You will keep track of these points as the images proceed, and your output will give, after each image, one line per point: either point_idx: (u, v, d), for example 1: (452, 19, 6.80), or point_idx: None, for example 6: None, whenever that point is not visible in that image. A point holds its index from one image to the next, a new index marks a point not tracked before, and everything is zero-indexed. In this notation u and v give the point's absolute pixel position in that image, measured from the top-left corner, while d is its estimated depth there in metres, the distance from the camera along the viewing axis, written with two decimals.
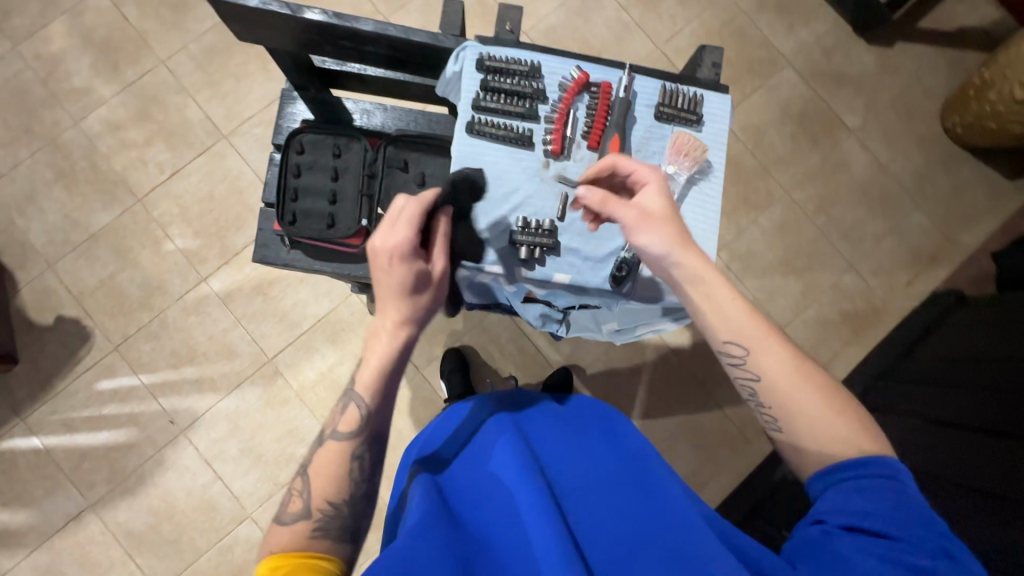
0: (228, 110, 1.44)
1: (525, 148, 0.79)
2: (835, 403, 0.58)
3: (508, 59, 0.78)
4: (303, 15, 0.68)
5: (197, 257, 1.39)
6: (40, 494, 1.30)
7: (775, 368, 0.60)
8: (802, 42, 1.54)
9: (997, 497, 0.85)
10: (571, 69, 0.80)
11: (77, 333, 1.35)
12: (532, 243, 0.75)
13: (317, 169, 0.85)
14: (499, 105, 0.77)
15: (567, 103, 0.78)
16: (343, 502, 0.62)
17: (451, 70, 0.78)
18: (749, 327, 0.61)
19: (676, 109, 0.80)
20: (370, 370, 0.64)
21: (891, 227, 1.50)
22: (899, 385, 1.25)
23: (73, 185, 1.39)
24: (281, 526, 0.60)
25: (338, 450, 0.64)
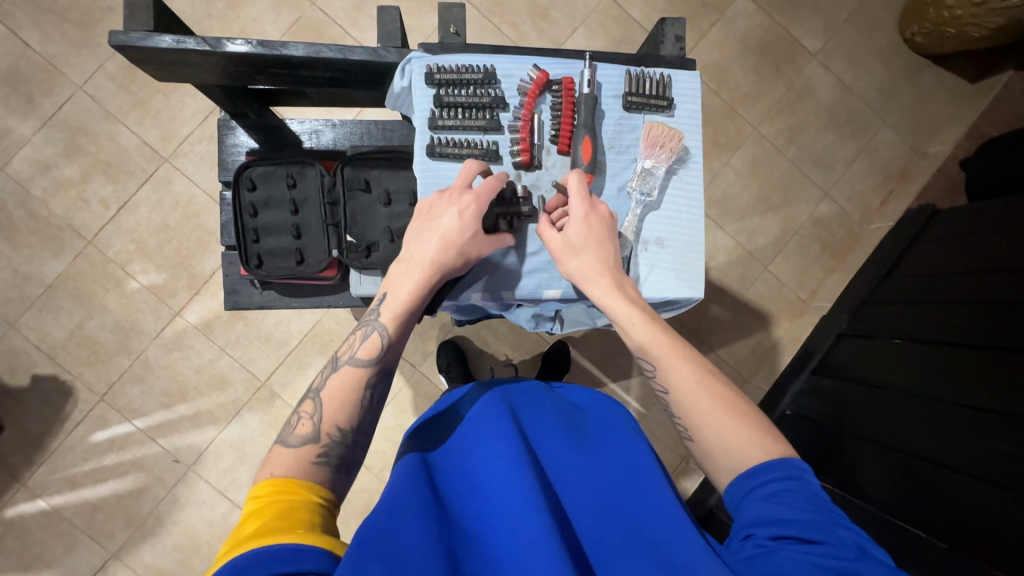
0: (164, 131, 1.34)
1: (494, 163, 0.75)
2: (735, 410, 0.62)
3: (458, 68, 0.73)
4: (225, 48, 0.63)
5: (165, 291, 1.33)
6: (60, 552, 1.29)
7: (677, 383, 0.64)
8: None
9: (995, 414, 0.90)
10: (528, 69, 0.76)
11: (57, 389, 1.30)
12: (507, 216, 0.73)
13: (273, 204, 0.80)
14: (458, 122, 0.73)
15: (529, 109, 0.74)
16: (349, 433, 0.61)
17: (399, 86, 0.75)
18: (649, 343, 0.65)
19: (644, 96, 0.77)
20: (398, 302, 0.66)
21: (861, 149, 1.50)
22: (882, 306, 1.28)
23: (16, 237, 1.30)
24: (287, 447, 0.58)
25: (355, 374, 0.64)
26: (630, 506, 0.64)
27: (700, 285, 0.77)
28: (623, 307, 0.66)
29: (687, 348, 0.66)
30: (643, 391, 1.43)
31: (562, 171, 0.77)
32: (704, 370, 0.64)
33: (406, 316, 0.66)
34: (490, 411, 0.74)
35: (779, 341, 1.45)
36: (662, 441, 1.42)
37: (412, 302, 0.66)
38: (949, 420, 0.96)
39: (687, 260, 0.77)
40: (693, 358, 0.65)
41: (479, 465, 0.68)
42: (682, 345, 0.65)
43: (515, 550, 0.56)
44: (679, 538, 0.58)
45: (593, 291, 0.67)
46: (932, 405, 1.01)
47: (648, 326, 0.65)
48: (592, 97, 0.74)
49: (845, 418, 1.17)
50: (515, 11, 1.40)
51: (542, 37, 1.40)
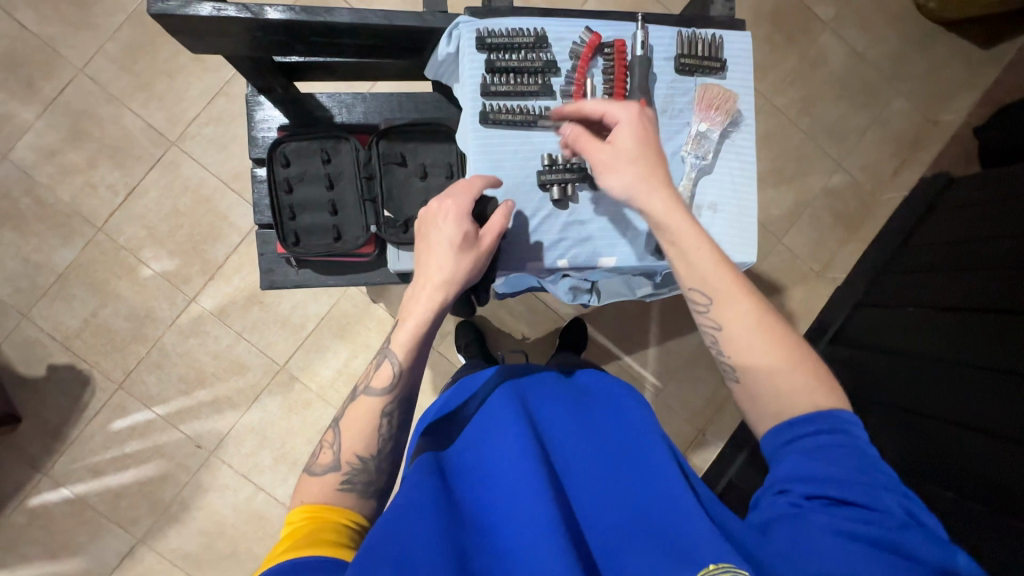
0: (170, 113, 1.31)
1: (546, 129, 0.75)
2: (795, 356, 0.61)
3: (510, 33, 0.73)
4: (266, 16, 0.61)
5: (179, 278, 1.31)
6: (86, 540, 1.29)
7: (737, 318, 0.63)
8: None
9: (1012, 373, 0.92)
10: (581, 32, 0.75)
11: (74, 378, 1.29)
12: (562, 181, 0.74)
13: (308, 179, 0.79)
14: (511, 87, 0.73)
15: (582, 73, 0.74)
16: (371, 459, 0.63)
17: (445, 51, 0.74)
18: (710, 277, 0.64)
19: (698, 58, 0.76)
20: (406, 331, 0.66)
21: (873, 118, 1.49)
22: (896, 277, 1.29)
23: (23, 226, 1.28)
24: (312, 477, 0.62)
25: (370, 404, 0.65)
26: (638, 490, 0.64)
27: (754, 248, 0.77)
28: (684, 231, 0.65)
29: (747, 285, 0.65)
30: (660, 366, 1.44)
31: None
32: (761, 307, 0.64)
33: (416, 344, 0.66)
34: (499, 400, 0.75)
35: (793, 313, 1.46)
36: (679, 414, 1.44)
37: (420, 331, 0.66)
38: (965, 381, 0.99)
39: (742, 223, 0.77)
40: (754, 294, 0.64)
41: (488, 457, 0.69)
42: (742, 280, 0.65)
43: (524, 540, 0.57)
44: (679, 511, 0.58)
45: (656, 202, 0.65)
46: (945, 369, 1.03)
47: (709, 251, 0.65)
48: (646, 59, 0.73)
49: (863, 390, 1.19)
50: None
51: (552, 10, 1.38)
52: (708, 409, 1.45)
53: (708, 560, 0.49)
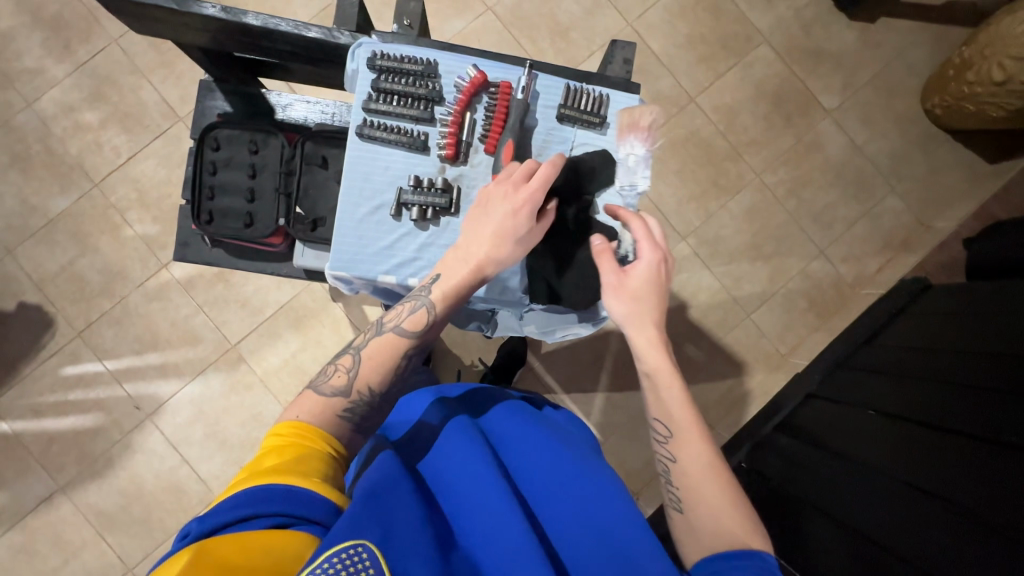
0: (184, 92, 1.40)
1: (421, 152, 0.81)
2: (736, 501, 0.65)
3: (402, 59, 0.80)
4: (191, 8, 0.68)
5: (157, 243, 1.38)
6: (11, 476, 1.33)
7: (691, 456, 0.68)
8: (780, 18, 1.49)
9: (928, 493, 0.91)
10: (468, 69, 0.82)
11: (39, 319, 1.36)
12: (424, 204, 0.78)
13: (234, 165, 0.86)
14: (391, 108, 0.80)
15: (462, 107, 0.80)
16: (377, 396, 0.68)
17: (349, 68, 0.80)
18: (676, 412, 0.70)
19: (579, 111, 0.85)
20: (449, 285, 0.72)
21: (863, 212, 1.47)
22: (854, 373, 1.27)
23: (29, 168, 1.37)
24: (316, 394, 0.65)
25: (394, 340, 0.70)
26: (602, 507, 0.67)
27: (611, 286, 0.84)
28: (665, 366, 0.72)
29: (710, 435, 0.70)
30: (603, 420, 1.41)
31: (487, 170, 0.83)
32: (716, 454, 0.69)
33: (452, 304, 0.72)
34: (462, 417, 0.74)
35: (749, 392, 1.42)
36: None
37: (460, 292, 0.72)
38: (887, 494, 0.97)
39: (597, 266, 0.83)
40: (712, 443, 0.69)
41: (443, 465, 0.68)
42: (704, 427, 0.70)
43: (497, 560, 0.57)
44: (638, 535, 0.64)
45: (639, 334, 0.74)
46: (873, 478, 1.02)
47: (681, 393, 0.72)
48: (524, 102, 0.81)
49: (792, 480, 1.18)
50: (536, 27, 1.44)
51: (558, 56, 1.44)
52: (645, 474, 1.40)
53: None
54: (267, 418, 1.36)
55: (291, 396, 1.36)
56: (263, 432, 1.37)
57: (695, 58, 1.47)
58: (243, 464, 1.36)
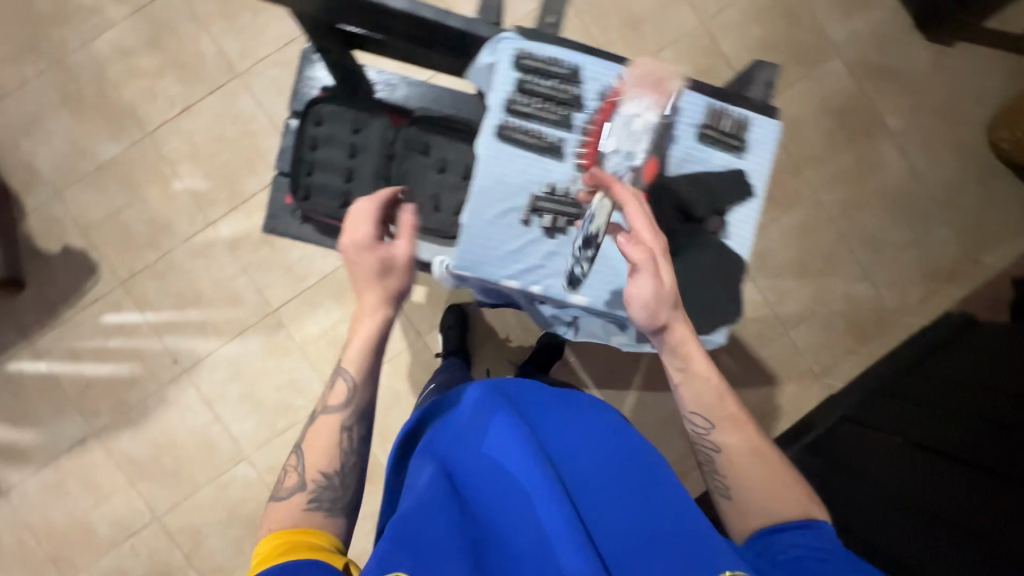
0: (243, 47, 1.37)
1: (558, 157, 0.82)
2: (781, 478, 0.71)
3: (546, 60, 0.81)
4: None
5: (205, 200, 1.36)
6: (47, 416, 1.35)
7: (731, 444, 0.73)
8: (857, 31, 1.45)
9: (953, 527, 0.94)
10: (614, 78, 0.83)
11: (83, 265, 1.35)
12: (556, 212, 0.82)
13: (334, 142, 0.88)
14: (533, 110, 0.81)
15: (605, 118, 0.82)
16: (335, 475, 0.70)
17: (485, 61, 0.80)
18: (712, 406, 0.74)
19: (720, 132, 0.85)
20: (359, 346, 0.72)
21: (914, 240, 1.46)
22: (889, 401, 1.28)
23: (81, 110, 1.35)
24: (280, 500, 0.68)
25: (330, 422, 0.72)
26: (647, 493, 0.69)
27: (733, 312, 0.87)
28: (699, 362, 0.74)
29: (745, 416, 0.75)
30: (631, 420, 1.42)
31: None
32: (755, 433, 0.74)
33: (366, 356, 0.72)
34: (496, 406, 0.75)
35: (778, 407, 1.43)
36: None
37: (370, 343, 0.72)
38: (915, 525, 0.99)
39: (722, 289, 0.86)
40: (749, 425, 0.74)
41: (477, 456, 0.70)
42: (741, 411, 0.75)
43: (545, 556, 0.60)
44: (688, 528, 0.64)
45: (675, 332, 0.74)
46: (900, 508, 1.04)
47: (716, 386, 0.75)
48: (668, 118, 0.82)
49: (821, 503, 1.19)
50: (608, 15, 1.40)
51: (627, 48, 1.41)
52: None
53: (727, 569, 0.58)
54: (302, 385, 1.37)
55: (328, 366, 1.38)
56: (297, 398, 1.38)
57: None
58: (276, 427, 1.38)
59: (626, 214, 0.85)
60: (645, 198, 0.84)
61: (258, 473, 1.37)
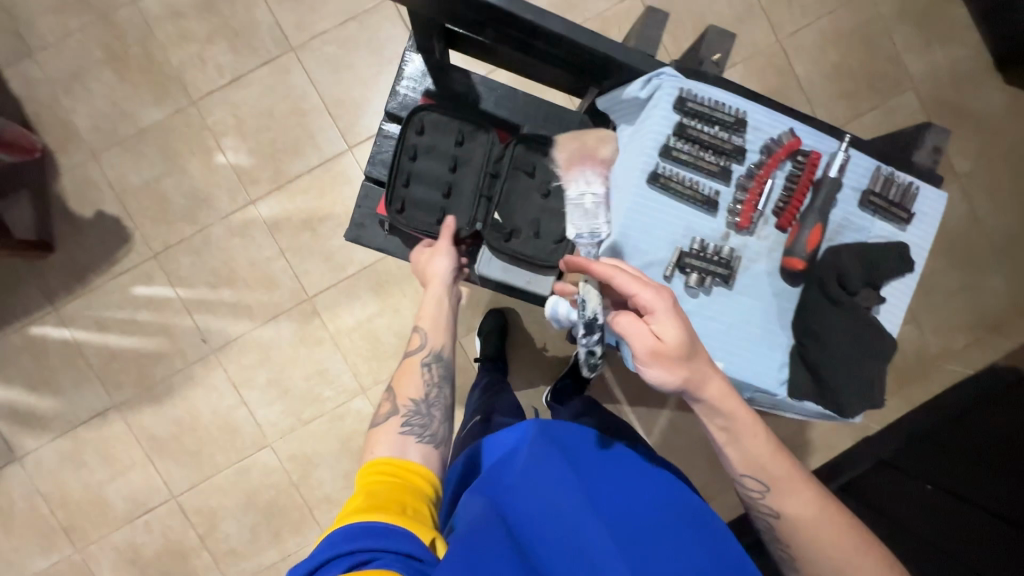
0: (300, 20, 1.30)
1: (709, 211, 0.79)
2: (858, 541, 0.64)
3: (713, 105, 0.78)
4: None
5: (248, 177, 1.31)
6: (68, 385, 1.32)
7: (796, 508, 0.65)
8: (935, 64, 1.39)
9: None
10: (782, 132, 0.80)
11: (116, 232, 1.30)
12: (703, 270, 0.77)
13: (436, 154, 0.89)
14: (691, 157, 0.78)
15: (766, 174, 0.78)
16: (420, 402, 0.74)
17: (639, 94, 0.78)
18: (769, 467, 0.66)
19: (888, 202, 0.80)
20: (431, 304, 0.82)
21: (965, 285, 1.43)
22: (931, 450, 1.26)
23: (125, 71, 1.28)
24: (378, 425, 0.71)
25: (412, 360, 0.78)
26: (698, 536, 0.67)
27: (880, 399, 0.74)
28: (746, 417, 0.65)
29: (805, 473, 0.67)
30: (662, 442, 1.40)
31: (774, 244, 0.80)
32: (816, 490, 0.67)
33: (438, 310, 0.81)
34: (543, 451, 0.72)
35: (810, 442, 1.42)
36: None
37: (438, 298, 0.81)
38: None
39: (874, 374, 0.73)
40: (812, 484, 0.67)
41: (526, 501, 0.68)
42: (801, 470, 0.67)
43: None
44: None
45: (712, 388, 0.64)
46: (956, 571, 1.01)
47: (769, 443, 0.66)
48: (836, 181, 0.77)
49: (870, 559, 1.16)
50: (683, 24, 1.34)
51: None
52: None
53: None
54: (333, 376, 1.34)
55: (360, 359, 1.34)
56: (326, 389, 1.35)
57: (837, 92, 1.38)
58: (302, 417, 1.35)
59: (775, 276, 0.80)
60: (807, 266, 0.77)
61: (280, 460, 1.35)
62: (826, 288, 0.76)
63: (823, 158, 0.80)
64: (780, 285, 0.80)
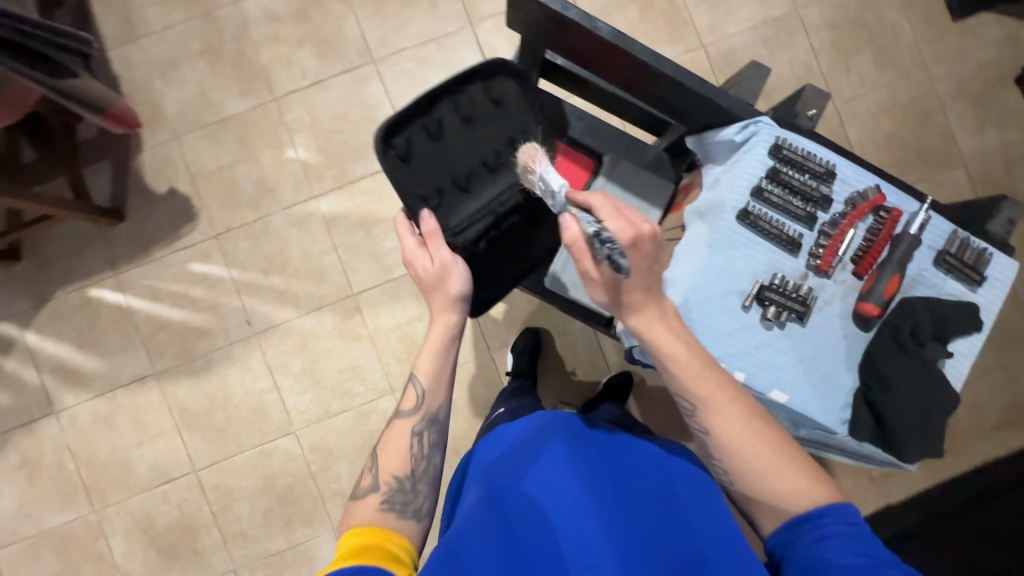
0: (384, 35, 1.39)
1: (792, 252, 0.83)
2: (787, 458, 0.65)
3: (805, 155, 0.83)
4: (594, 26, 0.71)
5: (314, 173, 1.38)
6: (115, 347, 1.37)
7: (722, 427, 0.66)
8: (987, 145, 1.43)
9: None
10: (868, 187, 0.85)
11: (184, 210, 1.38)
12: (781, 305, 0.80)
13: (491, 131, 0.86)
14: (781, 200, 0.82)
15: (850, 224, 0.83)
16: (404, 478, 0.72)
17: (736, 138, 0.84)
18: (691, 386, 0.67)
19: (962, 263, 0.84)
20: (428, 358, 0.77)
21: (1002, 366, 1.42)
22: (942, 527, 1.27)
23: (218, 64, 1.38)
24: (358, 499, 0.70)
25: (403, 424, 0.75)
26: (694, 509, 0.70)
27: (937, 449, 0.80)
28: (672, 343, 0.67)
29: (737, 393, 0.68)
30: None
31: (849, 290, 0.84)
32: (746, 412, 0.67)
33: (436, 370, 0.76)
34: (541, 439, 0.77)
35: None
36: None
37: (438, 351, 0.76)
38: None
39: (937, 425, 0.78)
40: (739, 401, 0.67)
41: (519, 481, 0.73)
42: (727, 385, 0.67)
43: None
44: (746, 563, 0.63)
45: (636, 317, 0.66)
46: None
47: (698, 363, 0.67)
48: (916, 238, 0.81)
49: None
50: None
51: None
52: None
53: None
54: (365, 373, 1.37)
55: (394, 359, 1.38)
56: (356, 385, 1.38)
57: (888, 160, 1.42)
58: (329, 409, 1.38)
59: (846, 319, 0.84)
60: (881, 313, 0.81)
61: (302, 449, 1.37)
62: (897, 335, 0.81)
63: (904, 217, 0.85)
64: (851, 328, 0.84)
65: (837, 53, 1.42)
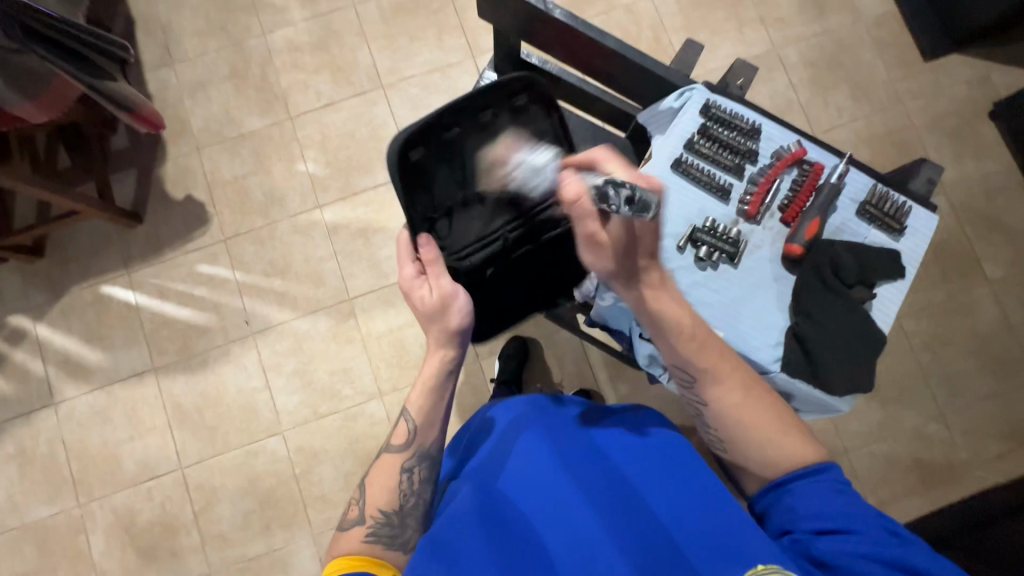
0: (393, 64, 1.52)
1: (723, 200, 0.91)
2: (782, 424, 0.66)
3: (732, 114, 0.92)
4: (552, 13, 0.80)
5: (320, 185, 1.48)
6: (119, 342, 1.43)
7: (718, 397, 0.68)
8: (966, 174, 1.48)
9: None
10: (790, 142, 0.93)
11: (198, 215, 1.47)
12: (711, 245, 0.88)
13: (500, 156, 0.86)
14: (711, 153, 0.91)
15: (775, 175, 0.91)
16: (391, 512, 0.72)
17: (670, 103, 0.93)
18: (687, 358, 0.69)
19: (881, 213, 0.91)
20: (420, 393, 0.78)
21: (998, 392, 1.40)
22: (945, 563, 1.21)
23: (242, 86, 1.52)
24: (343, 532, 0.71)
25: (393, 459, 0.76)
26: (671, 474, 0.70)
27: (863, 384, 0.85)
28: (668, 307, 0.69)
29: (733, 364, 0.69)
30: None
31: (777, 236, 0.92)
32: (742, 380, 0.69)
33: (430, 400, 0.78)
34: (516, 430, 0.79)
35: None
36: None
37: (431, 386, 0.77)
38: None
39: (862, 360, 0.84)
40: (735, 369, 0.69)
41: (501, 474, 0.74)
42: (723, 357, 0.69)
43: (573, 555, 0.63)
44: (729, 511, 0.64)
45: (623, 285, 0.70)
46: None
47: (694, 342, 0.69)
48: (836, 187, 0.89)
49: None
50: None
51: None
52: None
53: (759, 561, 0.57)
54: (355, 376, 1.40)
55: (383, 363, 1.41)
56: (345, 388, 1.41)
57: None
58: (317, 411, 1.39)
59: (776, 262, 0.91)
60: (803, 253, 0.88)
61: (288, 451, 1.38)
62: (822, 275, 0.87)
63: (826, 170, 0.92)
64: (783, 272, 0.90)
65: (815, 87, 1.51)
